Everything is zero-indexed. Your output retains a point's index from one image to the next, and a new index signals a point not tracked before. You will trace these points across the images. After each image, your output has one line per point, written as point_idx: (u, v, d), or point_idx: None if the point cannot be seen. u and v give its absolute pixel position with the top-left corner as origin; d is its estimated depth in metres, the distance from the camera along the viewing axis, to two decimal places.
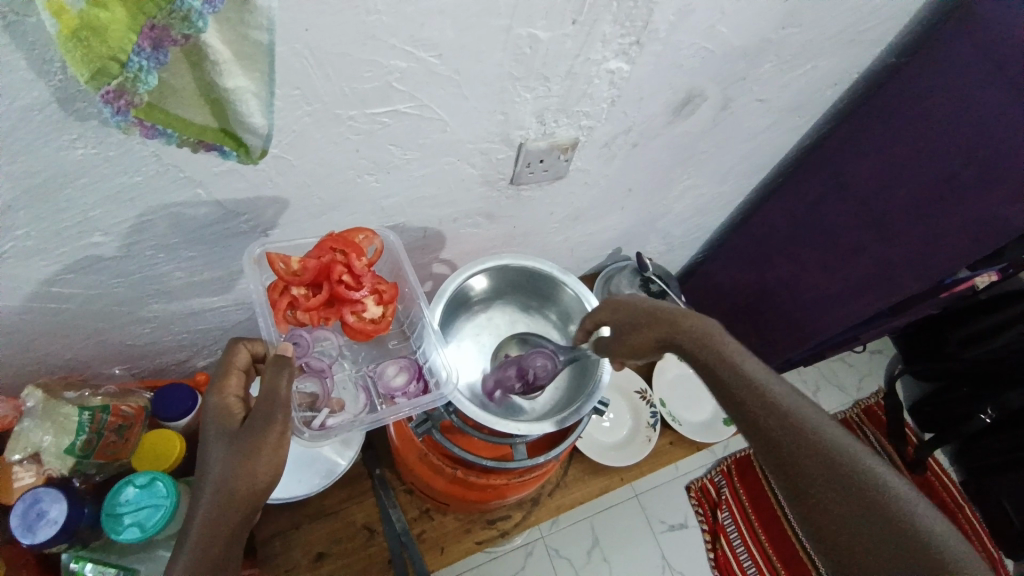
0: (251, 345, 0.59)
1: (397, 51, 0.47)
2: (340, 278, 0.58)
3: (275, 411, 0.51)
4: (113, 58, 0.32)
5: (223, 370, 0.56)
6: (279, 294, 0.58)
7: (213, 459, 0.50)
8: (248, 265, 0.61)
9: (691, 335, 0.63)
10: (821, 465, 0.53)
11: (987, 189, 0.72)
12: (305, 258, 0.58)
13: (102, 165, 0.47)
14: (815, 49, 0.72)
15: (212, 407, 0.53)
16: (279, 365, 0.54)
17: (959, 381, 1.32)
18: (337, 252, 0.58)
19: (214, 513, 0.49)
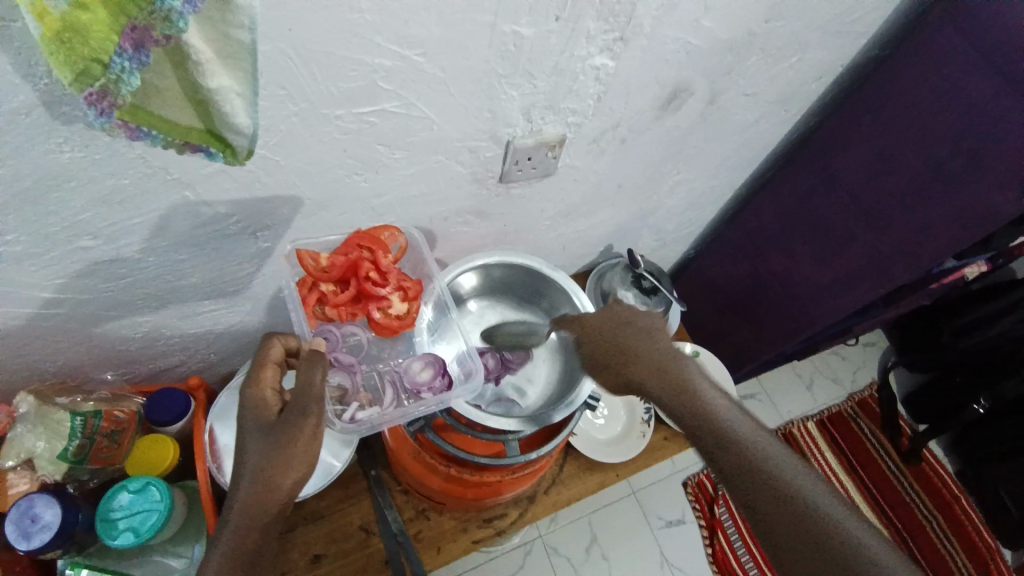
0: (285, 339, 0.58)
1: (383, 49, 0.48)
2: (368, 274, 0.60)
3: (311, 404, 0.52)
4: (95, 59, 0.32)
5: (257, 364, 0.55)
6: (308, 289, 0.60)
7: (248, 452, 0.51)
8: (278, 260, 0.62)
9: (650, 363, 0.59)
10: (783, 512, 0.50)
11: (976, 176, 0.72)
12: (333, 255, 0.60)
13: (90, 168, 0.47)
14: (800, 43, 0.73)
15: (249, 399, 0.53)
16: (312, 359, 0.55)
17: (952, 372, 1.33)
18: (365, 248, 0.60)
19: (250, 502, 0.50)
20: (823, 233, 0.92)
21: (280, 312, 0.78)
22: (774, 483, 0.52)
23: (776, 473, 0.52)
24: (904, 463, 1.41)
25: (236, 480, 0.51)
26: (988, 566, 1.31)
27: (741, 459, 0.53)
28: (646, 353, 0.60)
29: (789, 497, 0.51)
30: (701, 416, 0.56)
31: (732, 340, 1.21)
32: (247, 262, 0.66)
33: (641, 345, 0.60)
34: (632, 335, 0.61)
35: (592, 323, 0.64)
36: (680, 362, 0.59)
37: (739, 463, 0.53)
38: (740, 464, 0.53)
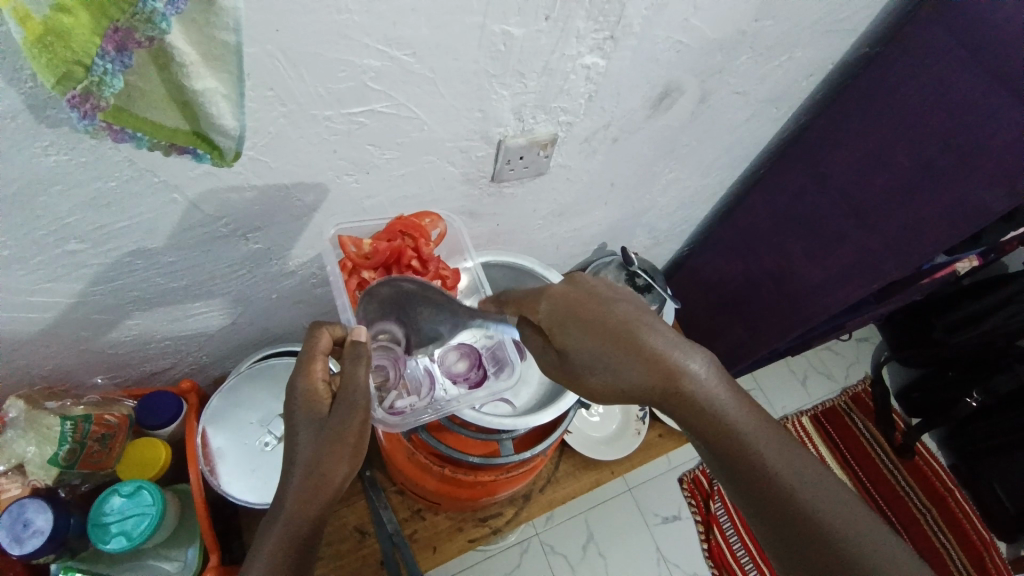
0: (332, 328, 0.56)
1: (371, 50, 0.47)
2: (410, 262, 0.62)
3: (360, 398, 0.52)
4: (78, 62, 0.32)
5: (308, 354, 0.54)
6: (348, 275, 0.62)
7: (303, 445, 0.51)
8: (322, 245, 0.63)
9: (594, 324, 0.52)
10: (776, 519, 0.48)
11: (965, 174, 0.73)
12: (376, 242, 0.62)
13: (77, 172, 0.46)
14: (790, 41, 0.73)
15: (301, 392, 0.53)
16: (357, 354, 0.53)
17: (944, 367, 1.34)
18: (406, 236, 0.63)
19: (305, 495, 0.49)
20: (815, 231, 0.92)
21: (273, 314, 0.78)
22: (772, 489, 0.48)
23: (775, 470, 0.49)
24: (898, 457, 1.42)
25: (288, 472, 0.50)
26: (983, 561, 1.32)
27: (735, 464, 0.50)
28: (645, 362, 0.50)
29: (787, 504, 0.48)
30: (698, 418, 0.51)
31: (726, 337, 1.21)
32: (239, 264, 0.65)
33: (629, 358, 0.50)
34: (634, 342, 0.50)
35: (574, 329, 0.53)
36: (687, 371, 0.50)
37: (733, 466, 0.50)
38: (734, 466, 0.50)
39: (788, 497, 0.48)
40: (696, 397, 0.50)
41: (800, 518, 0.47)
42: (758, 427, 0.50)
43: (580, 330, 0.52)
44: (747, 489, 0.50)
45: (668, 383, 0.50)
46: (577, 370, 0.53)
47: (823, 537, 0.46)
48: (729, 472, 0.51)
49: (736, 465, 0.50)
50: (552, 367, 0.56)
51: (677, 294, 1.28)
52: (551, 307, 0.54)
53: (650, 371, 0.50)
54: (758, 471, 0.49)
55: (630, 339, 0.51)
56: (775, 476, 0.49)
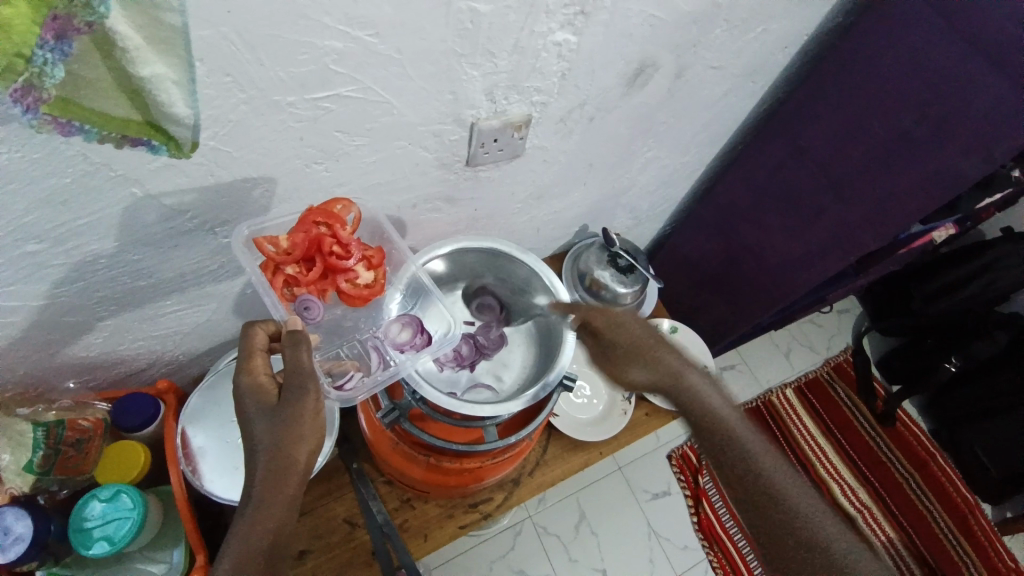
0: (266, 325, 0.57)
1: (332, 31, 0.46)
2: (331, 249, 0.58)
3: (307, 381, 0.52)
4: (19, 54, 0.30)
5: (246, 352, 0.54)
6: (272, 273, 0.59)
7: (257, 433, 0.50)
8: (237, 247, 0.59)
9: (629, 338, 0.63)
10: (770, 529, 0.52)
11: (940, 144, 0.73)
12: (292, 235, 0.58)
13: (28, 169, 0.44)
14: (765, 12, 0.72)
15: (246, 387, 0.52)
16: (296, 340, 0.53)
17: (924, 335, 1.39)
18: (321, 225, 0.57)
19: (270, 479, 0.49)
20: (793, 206, 0.93)
21: (248, 309, 0.76)
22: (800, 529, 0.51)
23: (772, 483, 0.54)
24: (879, 424, 1.42)
25: (251, 461, 0.50)
26: (966, 522, 1.33)
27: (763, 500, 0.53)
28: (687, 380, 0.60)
29: (813, 546, 0.50)
30: (705, 424, 0.58)
31: (711, 314, 1.22)
32: (209, 259, 0.64)
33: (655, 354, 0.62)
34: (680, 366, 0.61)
35: (634, 335, 0.63)
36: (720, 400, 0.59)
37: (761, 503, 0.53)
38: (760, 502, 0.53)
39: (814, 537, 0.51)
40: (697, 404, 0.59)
41: (792, 529, 0.51)
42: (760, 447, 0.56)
43: (635, 344, 0.63)
44: (775, 525, 0.52)
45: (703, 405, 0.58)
46: (637, 369, 0.61)
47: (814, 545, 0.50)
48: (729, 476, 0.56)
49: (758, 502, 0.53)
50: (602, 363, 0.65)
51: (660, 274, 1.29)
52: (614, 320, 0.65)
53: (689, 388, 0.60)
54: (785, 506, 0.52)
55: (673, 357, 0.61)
56: (772, 487, 0.53)
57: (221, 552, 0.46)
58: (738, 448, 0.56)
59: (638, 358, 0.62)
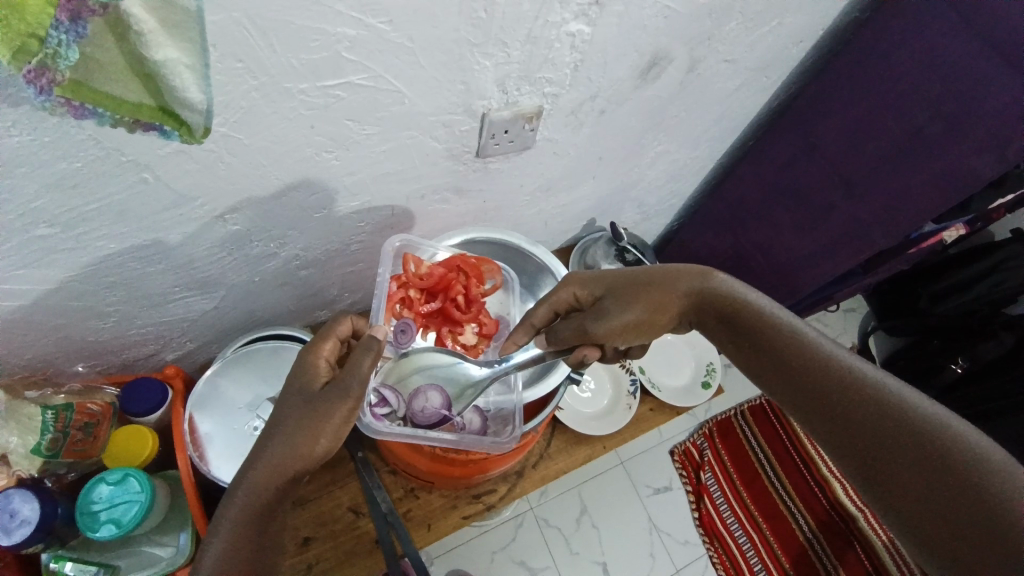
0: (357, 319, 0.59)
1: (345, 17, 0.45)
2: (455, 297, 0.69)
3: (351, 386, 0.52)
4: (33, 35, 0.30)
5: (323, 333, 0.56)
6: (397, 287, 0.68)
7: (288, 414, 0.52)
8: (386, 250, 0.68)
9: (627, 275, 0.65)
10: (846, 412, 0.51)
11: (954, 140, 0.72)
12: (432, 265, 0.69)
13: (40, 152, 0.44)
14: (782, 5, 0.71)
15: (303, 366, 0.55)
16: (368, 346, 0.54)
17: (930, 335, 1.37)
18: (462, 273, 0.70)
19: (273, 468, 0.50)
20: (803, 202, 0.92)
21: (255, 296, 0.77)
22: (886, 407, 0.49)
23: (829, 361, 0.54)
24: None
25: (265, 440, 0.52)
26: None
27: (834, 400, 0.52)
28: (711, 289, 0.62)
29: (881, 404, 0.50)
30: (738, 321, 0.60)
31: None
32: (217, 246, 0.64)
33: (656, 283, 0.63)
34: (709, 288, 0.62)
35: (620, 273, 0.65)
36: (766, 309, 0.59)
37: (835, 393, 0.52)
38: (832, 392, 0.52)
39: (890, 401, 0.49)
40: (726, 309, 0.61)
41: (871, 403, 0.50)
42: (801, 332, 0.57)
43: (619, 279, 0.65)
44: (839, 412, 0.51)
45: (729, 311, 0.60)
46: (623, 300, 0.63)
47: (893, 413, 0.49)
48: (789, 372, 0.56)
49: (824, 393, 0.53)
50: (593, 325, 0.63)
51: None
52: (591, 280, 0.66)
53: (707, 297, 0.62)
54: (844, 380, 0.52)
55: (691, 278, 0.62)
56: (832, 366, 0.53)
57: (213, 534, 0.48)
58: (774, 338, 0.57)
59: (632, 289, 0.63)
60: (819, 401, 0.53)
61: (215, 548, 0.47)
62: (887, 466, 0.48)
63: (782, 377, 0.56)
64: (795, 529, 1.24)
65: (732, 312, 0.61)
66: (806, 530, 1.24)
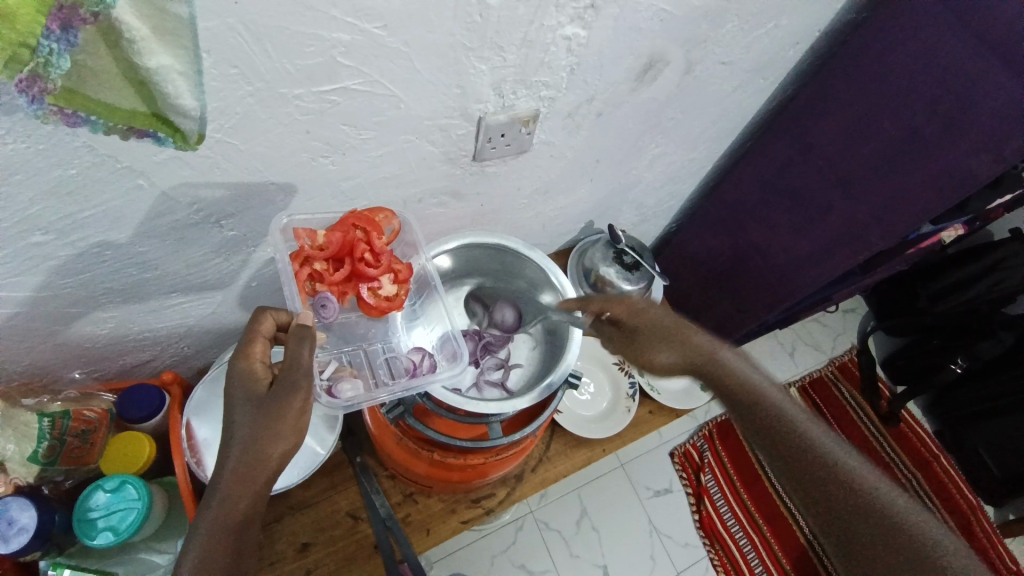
0: (276, 313, 0.58)
1: (339, 22, 0.45)
2: (362, 255, 0.61)
3: (300, 378, 0.53)
4: (23, 44, 0.30)
5: (247, 336, 0.55)
6: (300, 264, 0.61)
7: (238, 423, 0.50)
8: (275, 235, 0.60)
9: (639, 312, 0.67)
10: (828, 496, 0.52)
11: (951, 139, 0.72)
12: (329, 232, 0.61)
13: (34, 159, 0.44)
14: (777, 7, 0.71)
15: (239, 372, 0.53)
16: (301, 335, 0.55)
17: (930, 334, 1.37)
18: (359, 229, 0.61)
19: (238, 474, 0.48)
20: (801, 202, 0.92)
21: (252, 302, 0.76)
22: (867, 502, 0.51)
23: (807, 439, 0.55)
24: (883, 425, 1.44)
25: (223, 454, 0.50)
26: (969, 521, 1.35)
27: (841, 506, 0.51)
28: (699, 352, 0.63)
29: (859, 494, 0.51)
30: (727, 386, 0.60)
31: (715, 312, 1.21)
32: (214, 251, 0.63)
33: (678, 328, 0.65)
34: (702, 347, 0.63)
35: (661, 310, 0.67)
36: (757, 390, 0.59)
37: (816, 477, 0.53)
38: (815, 478, 0.53)
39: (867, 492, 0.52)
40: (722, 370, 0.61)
41: (851, 489, 0.52)
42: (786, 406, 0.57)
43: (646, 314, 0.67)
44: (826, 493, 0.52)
45: (727, 374, 0.61)
46: (666, 336, 0.65)
47: (872, 502, 0.51)
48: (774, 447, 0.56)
49: (807, 475, 0.54)
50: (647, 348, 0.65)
51: (664, 271, 1.28)
52: (637, 308, 0.67)
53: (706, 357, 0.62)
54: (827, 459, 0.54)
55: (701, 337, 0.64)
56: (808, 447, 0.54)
57: (182, 550, 0.45)
58: (755, 408, 0.58)
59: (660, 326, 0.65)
60: (803, 478, 0.54)
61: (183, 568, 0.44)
62: (873, 572, 0.49)
63: (768, 453, 0.57)
64: (796, 531, 1.24)
65: (726, 390, 0.60)
66: (806, 532, 1.24)
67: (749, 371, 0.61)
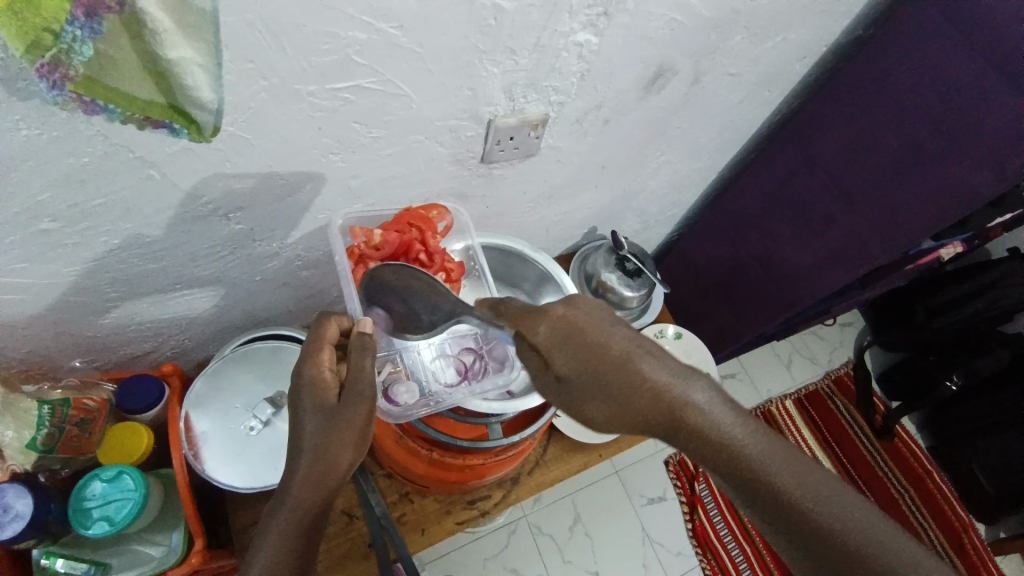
0: (340, 320, 0.59)
1: (356, 22, 0.46)
2: (417, 255, 0.65)
3: (366, 387, 0.52)
4: (47, 29, 0.30)
5: (314, 343, 0.55)
6: (356, 262, 0.64)
7: (309, 432, 0.51)
8: (332, 235, 0.64)
9: (561, 346, 0.48)
10: (825, 565, 0.41)
11: (952, 155, 0.73)
12: (386, 233, 0.64)
13: (48, 146, 0.44)
14: (785, 21, 0.72)
15: (307, 381, 0.53)
16: (363, 345, 0.55)
17: (926, 351, 1.37)
18: (414, 228, 0.65)
19: (310, 480, 0.49)
20: (804, 214, 0.93)
21: (256, 297, 0.77)
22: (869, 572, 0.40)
23: (797, 498, 0.42)
24: (877, 439, 1.45)
25: (294, 462, 0.50)
26: (960, 539, 1.37)
27: None
28: (648, 398, 0.45)
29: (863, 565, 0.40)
30: (696, 440, 0.45)
31: (714, 322, 1.22)
32: (220, 245, 0.64)
33: (619, 363, 0.47)
34: (651, 386, 0.45)
35: (598, 339, 0.48)
36: (728, 443, 0.44)
37: (812, 545, 0.42)
38: (810, 541, 0.42)
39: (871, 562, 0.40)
40: (690, 422, 0.45)
41: (850, 560, 0.41)
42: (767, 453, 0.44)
43: (579, 347, 0.48)
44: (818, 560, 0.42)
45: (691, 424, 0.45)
46: (603, 383, 0.47)
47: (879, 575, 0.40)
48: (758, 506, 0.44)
49: (800, 535, 0.42)
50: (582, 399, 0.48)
51: (665, 279, 1.29)
52: (565, 330, 0.49)
53: (659, 405, 0.45)
54: (819, 523, 0.42)
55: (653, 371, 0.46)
56: (796, 506, 0.42)
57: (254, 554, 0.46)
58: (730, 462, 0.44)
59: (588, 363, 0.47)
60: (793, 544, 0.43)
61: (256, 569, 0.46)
62: None
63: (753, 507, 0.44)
64: None
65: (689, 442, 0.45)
66: None
67: (713, 411, 0.45)
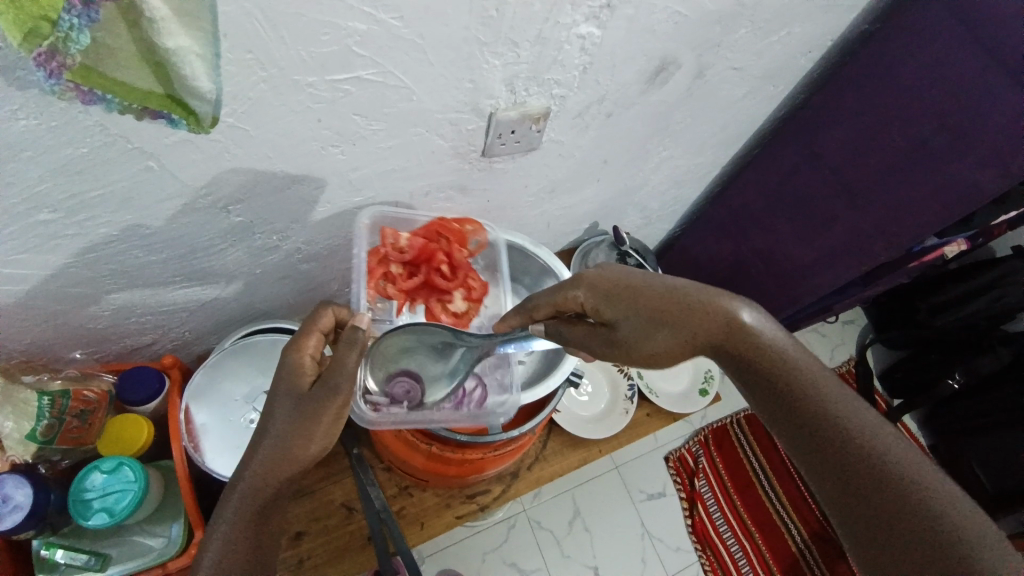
0: (337, 310, 0.58)
1: (356, 12, 0.45)
2: (439, 266, 0.68)
3: (343, 381, 0.51)
4: (45, 17, 0.31)
5: (304, 328, 0.55)
6: (377, 261, 0.66)
7: (279, 415, 0.51)
8: (360, 228, 0.67)
9: (622, 288, 0.56)
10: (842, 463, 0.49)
11: (956, 153, 0.73)
12: (413, 238, 0.67)
13: (46, 137, 0.44)
14: (790, 15, 0.71)
15: (288, 365, 0.53)
16: (352, 339, 0.52)
17: (928, 349, 1.37)
18: (443, 241, 0.69)
19: (269, 464, 0.51)
20: (806, 211, 0.92)
21: (256, 290, 0.76)
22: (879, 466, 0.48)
23: (824, 406, 0.51)
24: None
25: (258, 443, 0.52)
26: None
27: (872, 481, 0.48)
28: (702, 324, 0.53)
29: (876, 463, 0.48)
30: (740, 357, 0.53)
31: None
32: (220, 238, 0.63)
33: (678, 296, 0.54)
34: (703, 310, 0.53)
35: (654, 282, 0.55)
36: (771, 357, 0.53)
37: (835, 449, 0.50)
38: (831, 445, 0.50)
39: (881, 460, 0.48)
40: (737, 341, 0.53)
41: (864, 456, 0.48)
42: (802, 366, 0.53)
43: (634, 287, 0.55)
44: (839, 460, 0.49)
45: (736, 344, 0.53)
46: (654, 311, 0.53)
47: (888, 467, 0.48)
48: (786, 414, 0.52)
49: (822, 439, 0.50)
50: (626, 327, 0.55)
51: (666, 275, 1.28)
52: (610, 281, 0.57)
53: (716, 327, 0.53)
54: (837, 427, 0.50)
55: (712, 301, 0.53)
56: (823, 408, 0.51)
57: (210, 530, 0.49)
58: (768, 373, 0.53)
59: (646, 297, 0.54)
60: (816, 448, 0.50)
61: (212, 546, 0.48)
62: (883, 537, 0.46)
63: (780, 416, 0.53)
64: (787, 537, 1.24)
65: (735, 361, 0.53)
66: (799, 540, 1.24)
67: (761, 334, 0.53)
